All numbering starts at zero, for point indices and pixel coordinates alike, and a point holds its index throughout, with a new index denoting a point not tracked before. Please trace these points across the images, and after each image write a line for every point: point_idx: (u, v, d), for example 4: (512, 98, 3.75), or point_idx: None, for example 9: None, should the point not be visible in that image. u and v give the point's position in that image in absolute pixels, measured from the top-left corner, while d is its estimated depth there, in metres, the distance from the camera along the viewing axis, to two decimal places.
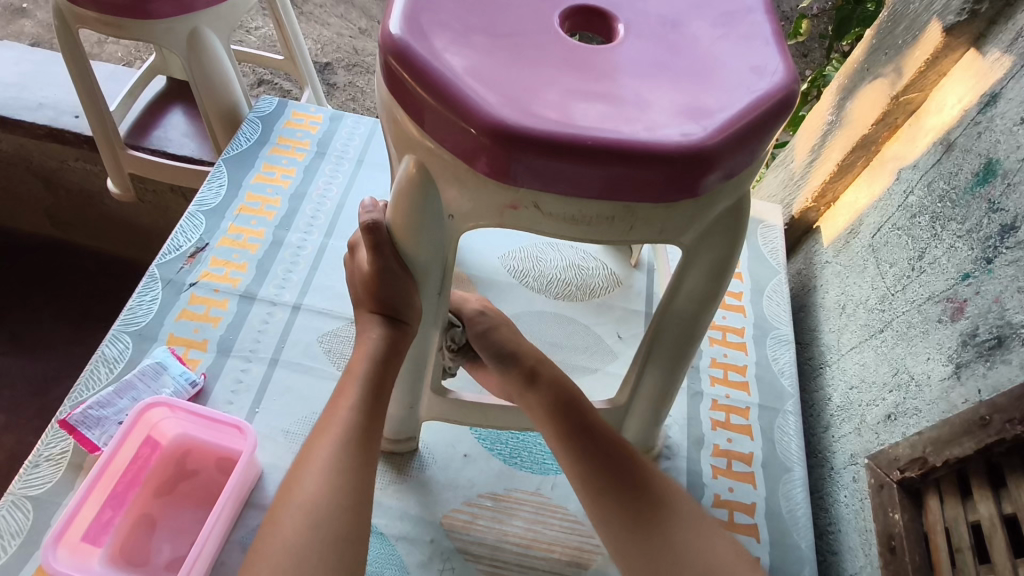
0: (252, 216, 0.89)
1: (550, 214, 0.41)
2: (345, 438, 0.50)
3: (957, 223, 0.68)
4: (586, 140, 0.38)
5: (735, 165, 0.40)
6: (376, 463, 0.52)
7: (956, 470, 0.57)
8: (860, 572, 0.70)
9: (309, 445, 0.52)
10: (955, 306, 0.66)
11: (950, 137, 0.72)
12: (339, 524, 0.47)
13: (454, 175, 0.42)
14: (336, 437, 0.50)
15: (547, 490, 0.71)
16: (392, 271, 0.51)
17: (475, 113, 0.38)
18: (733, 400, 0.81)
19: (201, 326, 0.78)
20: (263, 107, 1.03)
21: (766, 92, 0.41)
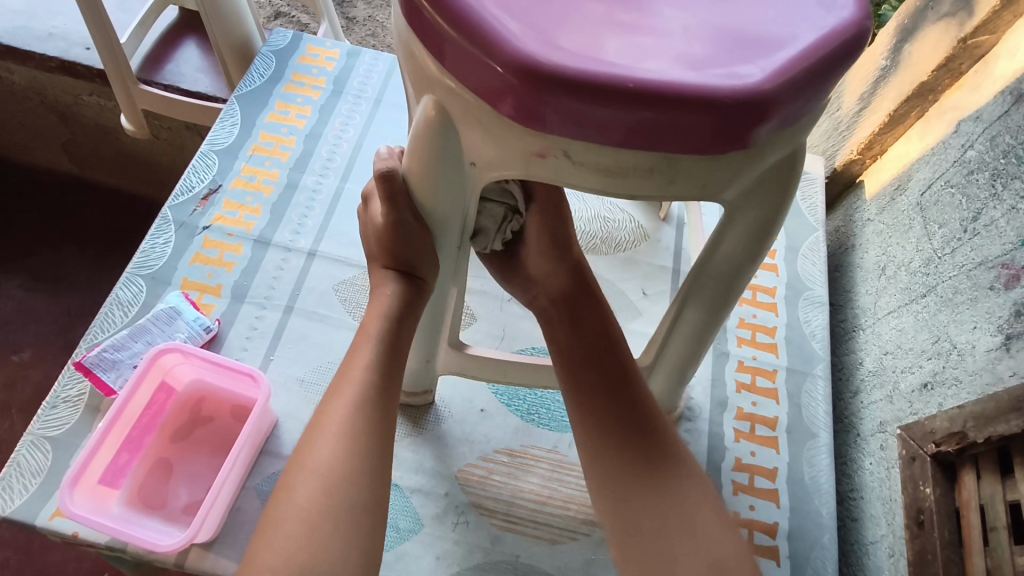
0: (266, 157, 0.86)
1: (581, 164, 0.37)
2: (361, 401, 0.49)
3: (1020, 182, 0.63)
4: (625, 82, 0.33)
5: (793, 113, 0.36)
6: (391, 420, 0.50)
7: (999, 447, 0.54)
8: (880, 540, 0.69)
9: (324, 406, 0.50)
10: (1010, 273, 0.61)
11: (1021, 86, 0.65)
12: (354, 490, 0.46)
13: (476, 118, 0.38)
14: (351, 398, 0.49)
15: (564, 447, 0.70)
16: (408, 224, 0.48)
17: (500, 47, 0.34)
18: (760, 362, 0.78)
19: (215, 271, 0.76)
20: (276, 41, 0.97)
21: (834, 30, 0.36)
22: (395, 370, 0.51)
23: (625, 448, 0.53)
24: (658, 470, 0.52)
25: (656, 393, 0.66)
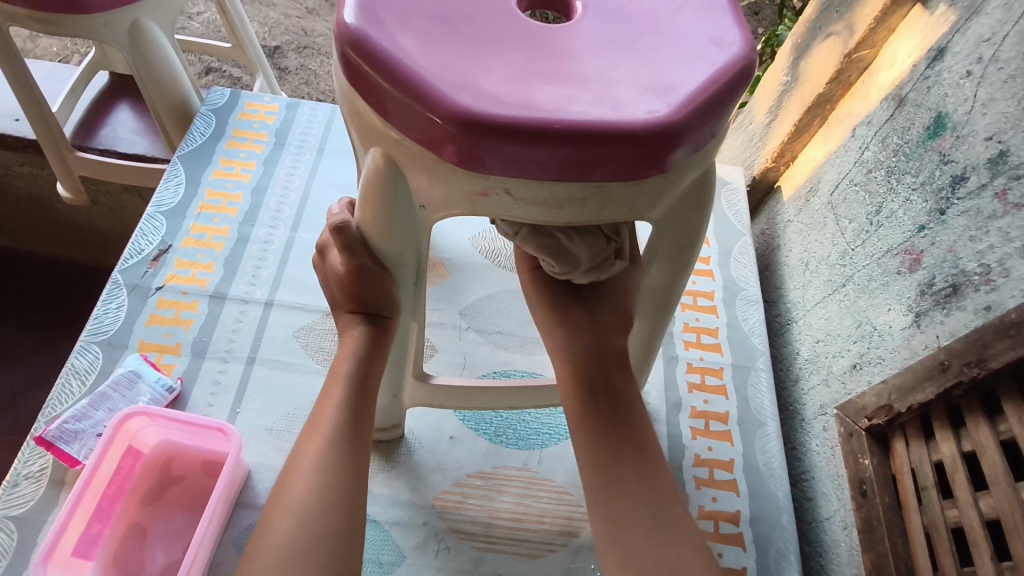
0: (214, 213, 0.87)
1: (520, 199, 0.41)
2: (331, 441, 0.50)
3: (911, 176, 0.71)
4: (553, 123, 0.37)
5: (699, 139, 0.41)
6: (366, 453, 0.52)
7: (920, 414, 0.60)
8: (834, 515, 0.74)
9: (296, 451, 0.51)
10: (912, 258, 0.69)
11: (902, 92, 0.74)
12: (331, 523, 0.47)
13: (422, 165, 0.41)
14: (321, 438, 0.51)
15: (534, 464, 0.73)
16: (368, 268, 0.51)
17: (438, 100, 0.37)
18: (708, 362, 0.83)
19: (172, 330, 0.77)
20: (214, 100, 0.99)
21: (727, 63, 0.42)
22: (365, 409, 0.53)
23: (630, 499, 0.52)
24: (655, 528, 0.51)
25: None
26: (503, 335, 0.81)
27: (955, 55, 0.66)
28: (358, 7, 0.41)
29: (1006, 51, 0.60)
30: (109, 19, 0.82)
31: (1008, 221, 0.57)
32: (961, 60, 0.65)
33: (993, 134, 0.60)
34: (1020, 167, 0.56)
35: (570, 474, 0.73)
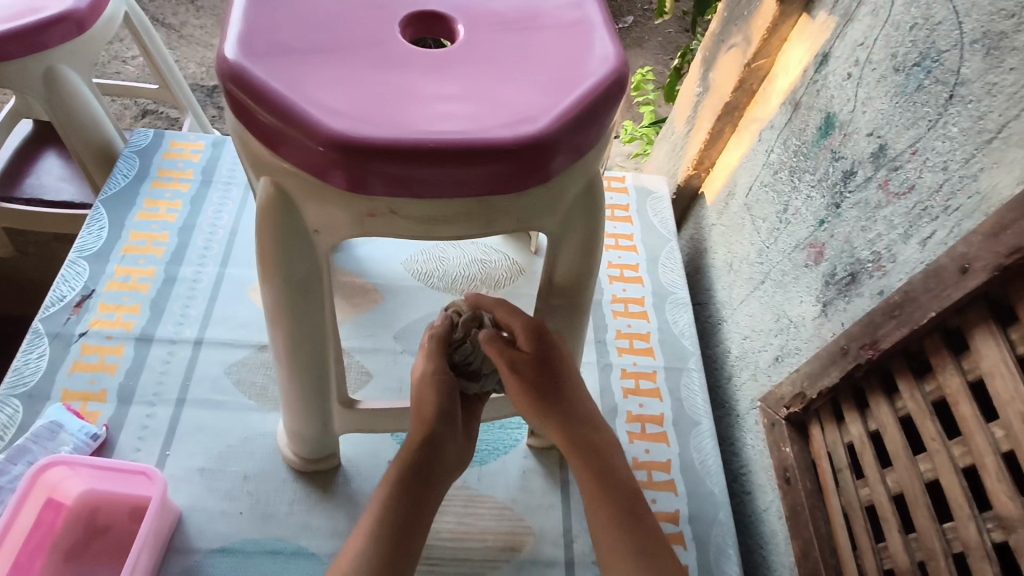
0: (139, 255, 0.86)
1: (406, 217, 0.42)
2: (371, 551, 0.52)
3: (810, 174, 0.75)
4: (426, 143, 0.39)
5: (575, 149, 0.43)
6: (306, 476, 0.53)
7: (831, 399, 0.62)
8: (770, 506, 0.76)
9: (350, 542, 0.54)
10: (817, 251, 0.72)
11: (797, 96, 0.78)
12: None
13: (309, 190, 0.42)
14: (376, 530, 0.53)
15: (474, 481, 0.74)
16: (286, 296, 0.49)
17: (313, 127, 0.39)
18: (641, 367, 0.85)
19: (97, 376, 0.75)
20: (137, 141, 0.99)
21: (598, 77, 0.44)
22: (422, 497, 0.55)
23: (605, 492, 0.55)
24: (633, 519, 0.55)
25: None
26: None
27: (837, 59, 0.71)
28: (236, 42, 0.42)
29: (877, 53, 0.64)
30: (21, 66, 0.79)
31: (892, 209, 0.60)
32: (842, 63, 0.70)
33: (874, 130, 0.64)
34: (896, 159, 0.60)
35: (510, 488, 0.73)
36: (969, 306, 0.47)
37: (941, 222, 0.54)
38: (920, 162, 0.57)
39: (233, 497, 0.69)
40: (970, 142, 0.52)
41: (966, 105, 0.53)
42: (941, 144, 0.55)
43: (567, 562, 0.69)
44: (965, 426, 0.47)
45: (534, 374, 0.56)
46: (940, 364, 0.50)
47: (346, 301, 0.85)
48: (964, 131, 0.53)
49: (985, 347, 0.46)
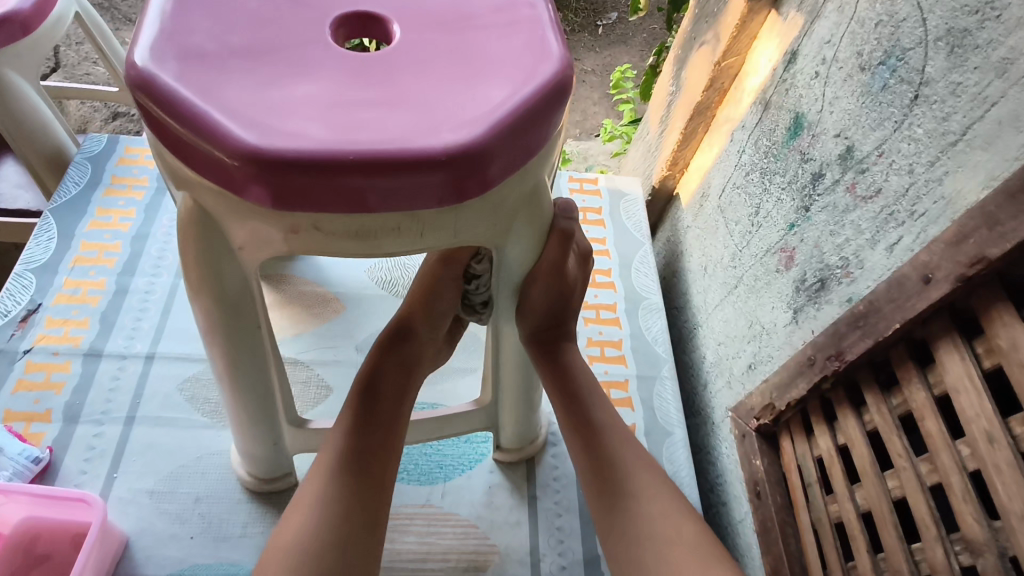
0: (90, 266, 0.83)
1: (334, 233, 0.40)
2: (326, 503, 0.51)
3: (780, 176, 0.72)
4: (346, 155, 0.36)
5: (515, 158, 0.40)
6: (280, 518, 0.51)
7: (800, 410, 0.60)
8: (744, 517, 0.74)
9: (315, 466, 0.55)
10: (787, 255, 0.70)
11: (766, 96, 0.76)
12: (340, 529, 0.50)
13: (229, 207, 0.39)
14: (338, 450, 0.54)
15: (438, 499, 0.71)
16: (216, 317, 0.47)
17: (226, 139, 0.36)
18: (612, 375, 0.83)
19: (42, 395, 0.72)
20: (90, 147, 0.95)
21: (541, 80, 0.41)
22: (377, 416, 0.57)
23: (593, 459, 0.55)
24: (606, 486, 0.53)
25: (512, 426, 0.69)
26: None
27: (805, 58, 0.68)
28: (150, 49, 0.39)
29: (844, 51, 0.62)
30: None
31: (859, 213, 0.58)
32: (809, 62, 0.67)
33: (840, 131, 0.62)
34: (863, 161, 0.58)
35: (474, 505, 0.71)
36: (934, 317, 0.45)
37: (908, 228, 0.52)
38: (886, 165, 0.55)
39: (184, 520, 0.66)
40: (935, 144, 0.50)
41: (931, 105, 0.50)
42: (907, 146, 0.53)
43: None
44: (931, 442, 0.45)
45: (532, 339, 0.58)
46: (906, 377, 0.47)
47: (307, 312, 0.83)
48: (929, 133, 0.50)
49: (949, 360, 0.43)
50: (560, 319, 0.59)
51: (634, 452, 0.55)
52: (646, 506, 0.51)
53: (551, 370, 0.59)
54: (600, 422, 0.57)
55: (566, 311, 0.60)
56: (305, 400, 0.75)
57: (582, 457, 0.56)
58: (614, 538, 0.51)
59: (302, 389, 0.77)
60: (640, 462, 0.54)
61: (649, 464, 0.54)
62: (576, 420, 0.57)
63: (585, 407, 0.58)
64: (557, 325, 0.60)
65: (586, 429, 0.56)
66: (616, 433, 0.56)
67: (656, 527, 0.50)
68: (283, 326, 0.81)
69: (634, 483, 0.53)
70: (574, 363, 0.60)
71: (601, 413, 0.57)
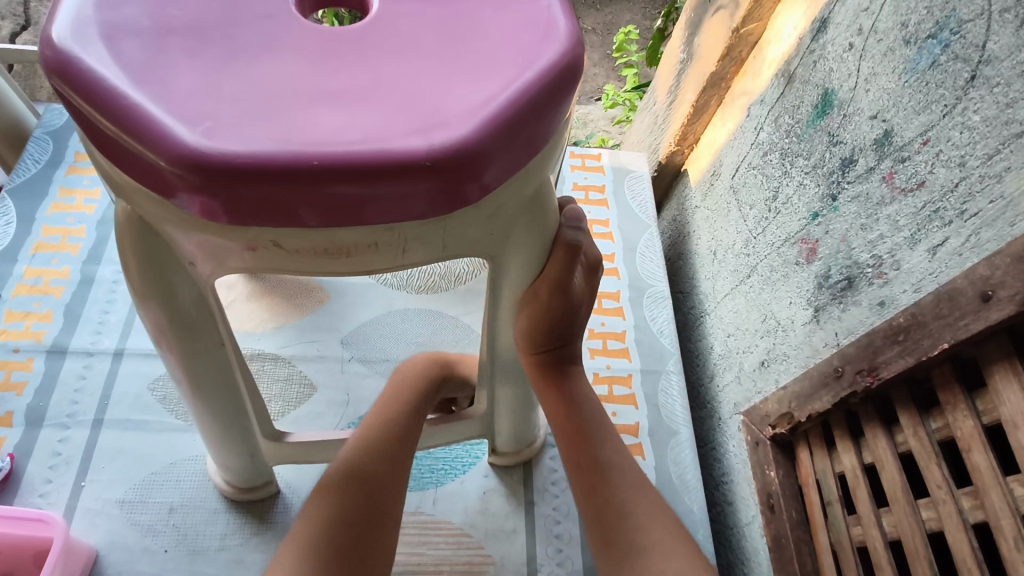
0: (52, 253, 0.77)
1: (297, 250, 0.34)
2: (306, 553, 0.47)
3: (803, 159, 0.66)
4: (310, 160, 0.30)
5: (514, 157, 0.34)
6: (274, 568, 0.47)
7: (821, 422, 0.55)
8: (752, 521, 0.70)
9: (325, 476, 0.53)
10: (808, 248, 0.64)
11: (790, 68, 0.69)
12: (343, 544, 0.48)
13: (171, 218, 0.33)
14: (341, 485, 0.51)
15: (429, 506, 0.67)
16: (171, 334, 0.41)
17: (160, 139, 0.30)
18: (615, 370, 0.78)
19: (2, 397, 0.67)
20: (51, 121, 0.87)
21: (548, 62, 0.35)
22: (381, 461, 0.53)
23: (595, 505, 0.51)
24: (606, 533, 0.49)
25: (507, 431, 0.64)
26: (390, 363, 0.74)
27: (837, 27, 0.61)
28: (72, 24, 0.32)
29: (884, 21, 0.55)
30: None
31: (896, 207, 0.52)
32: (842, 31, 0.60)
33: (877, 112, 0.55)
34: (904, 149, 0.52)
35: (468, 512, 0.67)
36: (989, 338, 0.39)
37: (956, 229, 0.46)
38: (933, 155, 0.49)
39: (157, 532, 0.61)
40: (995, 134, 0.43)
41: (992, 89, 0.44)
42: (959, 135, 0.46)
43: None
44: (978, 478, 0.40)
45: (534, 368, 0.55)
46: (950, 402, 0.42)
47: (288, 303, 0.77)
48: (987, 121, 0.44)
49: (1007, 390, 0.38)
50: (566, 340, 0.54)
51: (644, 498, 0.50)
52: (654, 559, 0.46)
53: (553, 401, 0.56)
54: (607, 462, 0.52)
55: (573, 331, 0.54)
56: (285, 401, 0.70)
57: (589, 501, 0.51)
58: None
59: (283, 388, 0.71)
60: (651, 510, 0.49)
61: (662, 511, 0.50)
62: (581, 458, 0.53)
63: (590, 447, 0.53)
64: (562, 345, 0.55)
65: (594, 471, 0.52)
66: (628, 484, 0.51)
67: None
68: (263, 318, 0.75)
69: (644, 535, 0.48)
70: (580, 393, 0.56)
71: (611, 456, 0.53)
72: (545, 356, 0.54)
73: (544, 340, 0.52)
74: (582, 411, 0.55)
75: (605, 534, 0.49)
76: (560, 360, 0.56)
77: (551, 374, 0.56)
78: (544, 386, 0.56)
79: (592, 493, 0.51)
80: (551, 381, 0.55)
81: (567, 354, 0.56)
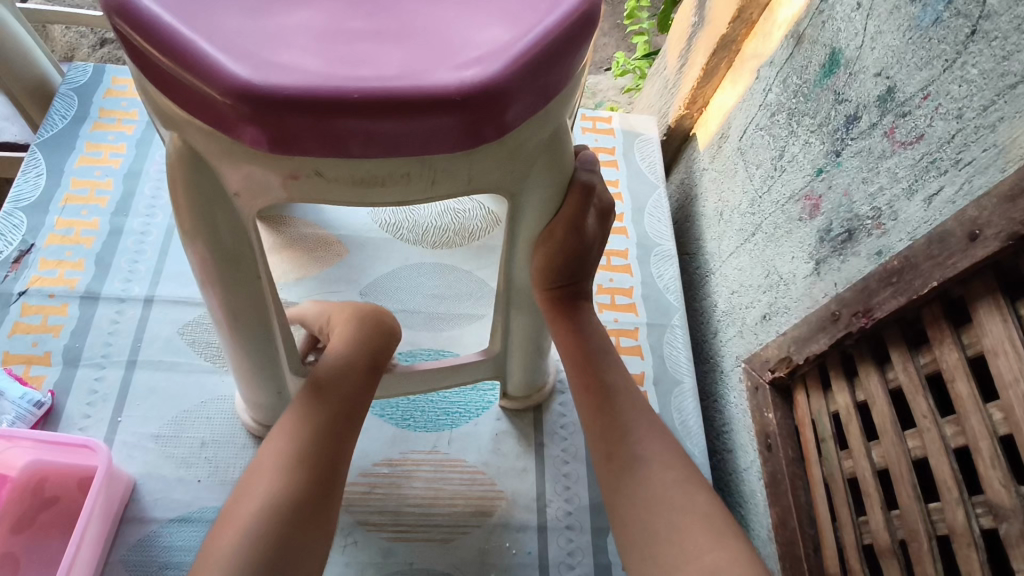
0: (81, 205, 0.79)
1: (336, 179, 0.37)
2: (271, 498, 0.47)
3: (810, 118, 0.68)
4: (351, 92, 0.32)
5: (538, 97, 0.36)
6: (243, 493, 0.48)
7: (817, 365, 0.59)
8: (750, 466, 0.74)
9: (284, 423, 0.52)
10: (812, 203, 0.67)
11: (800, 29, 0.71)
12: (304, 487, 0.48)
13: (221, 150, 0.36)
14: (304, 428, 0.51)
15: (445, 445, 0.71)
16: (217, 266, 0.44)
17: (215, 72, 0.32)
18: (622, 323, 0.81)
19: (40, 338, 0.70)
20: (75, 78, 0.89)
21: (569, 7, 0.37)
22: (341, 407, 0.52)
23: (603, 423, 0.53)
24: (613, 458, 0.52)
25: (520, 375, 0.68)
26: (408, 313, 0.77)
27: None
28: None
29: None
30: None
31: (896, 160, 0.55)
32: None
33: (881, 70, 0.57)
34: (905, 104, 0.54)
35: (481, 452, 0.71)
36: (976, 276, 0.42)
37: (950, 177, 0.49)
38: (932, 109, 0.51)
39: (190, 465, 0.66)
40: (991, 86, 0.46)
41: (990, 43, 0.46)
42: (957, 88, 0.49)
43: (540, 526, 0.67)
44: (961, 405, 0.43)
45: (547, 300, 0.57)
46: (937, 337, 0.46)
47: (309, 256, 0.80)
48: (985, 74, 0.46)
49: (989, 323, 0.41)
50: (578, 277, 0.58)
51: (648, 420, 0.54)
52: (658, 480, 0.50)
53: (563, 331, 0.58)
54: (616, 389, 0.55)
55: (585, 267, 0.57)
56: None
57: (594, 420, 0.54)
58: (621, 504, 0.50)
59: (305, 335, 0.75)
60: (653, 431, 0.53)
61: (665, 436, 0.53)
62: (588, 381, 0.56)
63: (599, 373, 0.56)
64: (576, 282, 0.58)
65: (601, 394, 0.55)
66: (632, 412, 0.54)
67: (670, 498, 0.48)
68: (285, 270, 0.78)
69: (644, 449, 0.51)
70: (590, 326, 0.59)
71: (616, 383, 0.56)
72: (558, 288, 0.57)
73: (558, 271, 0.55)
74: (591, 341, 0.58)
75: (610, 460, 0.52)
76: (571, 293, 0.58)
77: (563, 306, 0.58)
78: (556, 318, 0.58)
79: (598, 407, 0.54)
80: (562, 313, 0.58)
81: (578, 289, 0.59)
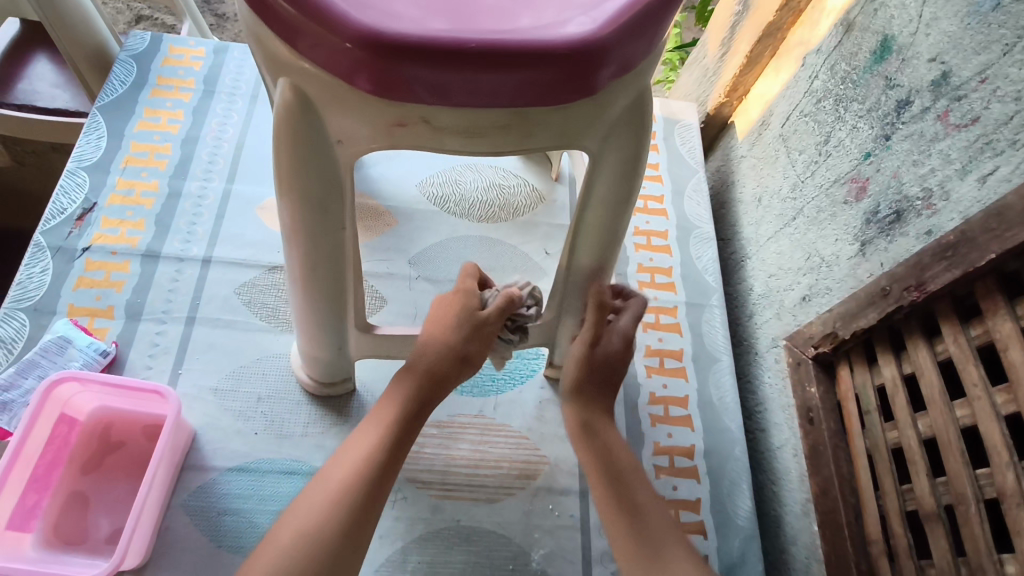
0: (141, 167, 0.82)
1: (442, 129, 0.39)
2: (329, 509, 0.49)
3: (859, 104, 0.70)
4: (468, 42, 0.35)
5: (631, 57, 0.38)
6: (308, 496, 0.51)
7: (863, 340, 0.60)
8: (785, 444, 0.76)
9: (363, 428, 0.55)
10: (858, 186, 0.69)
11: (850, 17, 0.72)
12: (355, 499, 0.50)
13: (333, 96, 0.38)
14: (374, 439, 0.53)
15: (490, 410, 0.73)
16: (308, 214, 0.46)
17: (340, 20, 0.34)
18: (662, 302, 0.83)
19: (103, 292, 0.73)
20: (134, 45, 0.91)
21: None
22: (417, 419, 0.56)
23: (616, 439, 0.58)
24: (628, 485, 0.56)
25: (567, 344, 0.70)
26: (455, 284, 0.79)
27: None
28: None
29: None
30: None
31: (949, 142, 0.57)
32: None
33: (936, 55, 0.59)
34: (961, 88, 0.56)
35: (526, 418, 0.73)
36: None
37: (1006, 158, 0.51)
38: (989, 92, 0.53)
39: (247, 417, 0.68)
40: None
41: None
42: (1017, 72, 0.50)
43: (582, 491, 0.69)
44: (1014, 373, 0.45)
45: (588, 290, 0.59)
46: (991, 309, 0.47)
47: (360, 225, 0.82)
48: None
49: None
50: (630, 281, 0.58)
51: None
52: None
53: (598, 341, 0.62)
54: None
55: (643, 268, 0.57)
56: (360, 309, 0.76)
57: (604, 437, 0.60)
58: None
59: None
60: None
61: None
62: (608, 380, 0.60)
63: None
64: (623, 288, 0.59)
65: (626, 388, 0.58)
66: None
67: None
68: None
69: None
70: None
71: None
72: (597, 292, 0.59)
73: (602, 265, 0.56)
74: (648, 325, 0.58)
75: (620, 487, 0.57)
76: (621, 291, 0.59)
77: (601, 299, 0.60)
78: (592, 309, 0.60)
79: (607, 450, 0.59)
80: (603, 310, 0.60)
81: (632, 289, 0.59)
